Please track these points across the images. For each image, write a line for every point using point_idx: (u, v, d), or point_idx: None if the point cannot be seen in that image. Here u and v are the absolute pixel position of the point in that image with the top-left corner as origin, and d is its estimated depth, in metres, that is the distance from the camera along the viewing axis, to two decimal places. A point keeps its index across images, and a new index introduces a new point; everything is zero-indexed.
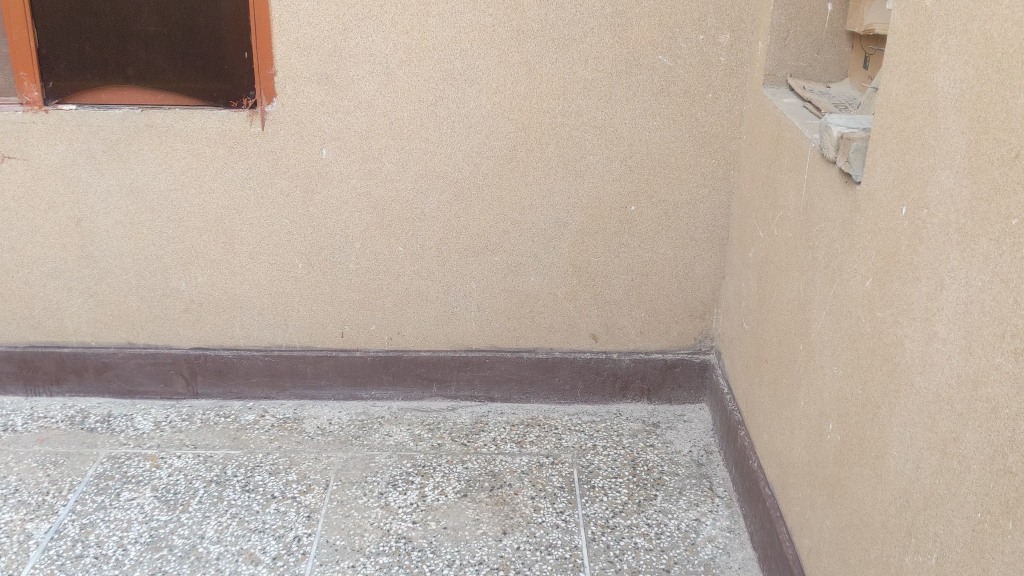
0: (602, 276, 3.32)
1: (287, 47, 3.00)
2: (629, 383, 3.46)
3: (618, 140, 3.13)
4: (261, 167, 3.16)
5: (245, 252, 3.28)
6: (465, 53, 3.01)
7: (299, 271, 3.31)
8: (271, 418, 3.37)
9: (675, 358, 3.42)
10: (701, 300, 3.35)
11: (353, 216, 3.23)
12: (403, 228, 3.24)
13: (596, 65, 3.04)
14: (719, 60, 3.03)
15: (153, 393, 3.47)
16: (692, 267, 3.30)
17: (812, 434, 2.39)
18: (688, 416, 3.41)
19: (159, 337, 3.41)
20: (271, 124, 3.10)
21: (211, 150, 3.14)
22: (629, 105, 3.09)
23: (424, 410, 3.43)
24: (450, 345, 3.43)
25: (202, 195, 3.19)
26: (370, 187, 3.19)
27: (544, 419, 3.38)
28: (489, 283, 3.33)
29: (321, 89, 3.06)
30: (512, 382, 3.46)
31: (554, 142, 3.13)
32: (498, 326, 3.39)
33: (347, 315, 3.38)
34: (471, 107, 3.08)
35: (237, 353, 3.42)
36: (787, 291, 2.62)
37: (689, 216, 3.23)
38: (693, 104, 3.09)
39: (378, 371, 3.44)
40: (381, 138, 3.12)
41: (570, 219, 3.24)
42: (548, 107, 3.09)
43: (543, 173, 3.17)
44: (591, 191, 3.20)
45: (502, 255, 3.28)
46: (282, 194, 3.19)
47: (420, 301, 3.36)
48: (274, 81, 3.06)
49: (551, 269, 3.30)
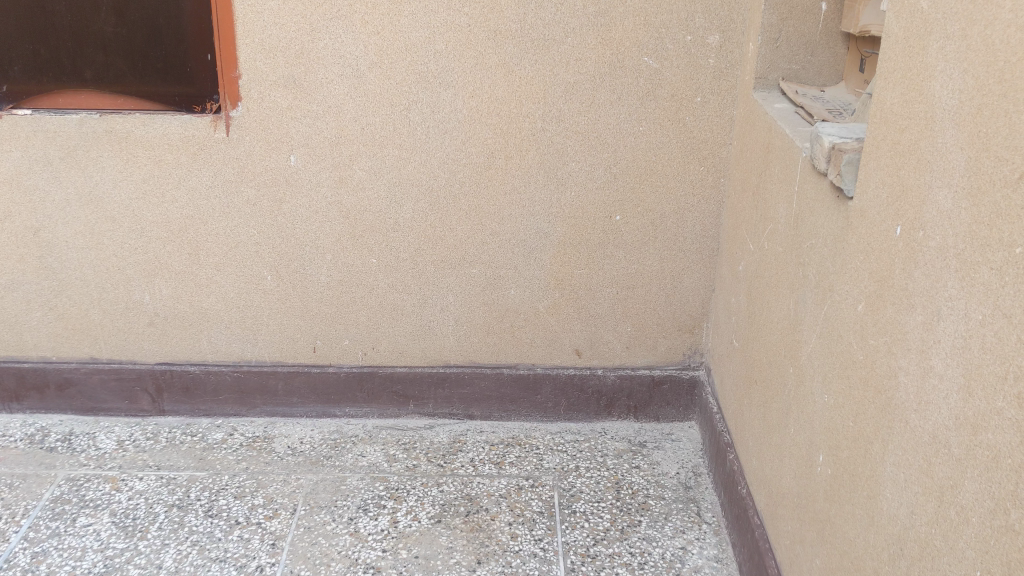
0: (586, 289, 3.16)
1: (253, 48, 2.85)
2: (614, 400, 3.30)
3: (602, 147, 2.98)
4: (226, 174, 3.00)
5: (210, 263, 3.12)
6: (440, 55, 2.86)
7: (267, 284, 3.15)
8: (240, 437, 3.22)
9: (663, 374, 3.26)
10: (691, 314, 3.19)
11: (323, 226, 3.07)
12: (376, 239, 3.09)
13: (578, 67, 2.88)
14: (708, 62, 2.87)
15: (118, 410, 3.32)
16: (681, 279, 3.14)
17: (802, 464, 2.24)
18: (677, 435, 3.26)
19: (122, 351, 3.26)
20: (236, 129, 2.95)
21: (173, 158, 2.98)
22: (613, 110, 2.93)
23: (400, 428, 3.28)
24: (427, 360, 3.27)
25: (165, 203, 3.04)
26: (341, 196, 3.03)
27: (526, 438, 3.23)
28: (467, 296, 3.17)
29: (288, 93, 2.91)
30: (493, 399, 3.30)
31: (534, 148, 2.98)
32: (477, 340, 3.24)
33: (319, 330, 3.22)
34: (446, 112, 2.93)
35: (205, 369, 3.26)
36: (777, 309, 2.46)
37: (677, 226, 3.07)
38: (680, 109, 2.93)
39: (352, 388, 3.29)
40: (352, 144, 2.97)
41: (552, 229, 3.08)
42: (527, 111, 2.93)
43: (523, 180, 3.02)
44: (573, 200, 3.04)
45: (481, 267, 3.13)
46: (249, 203, 3.04)
47: (395, 315, 3.20)
48: (239, 85, 2.90)
49: (533, 281, 3.15)
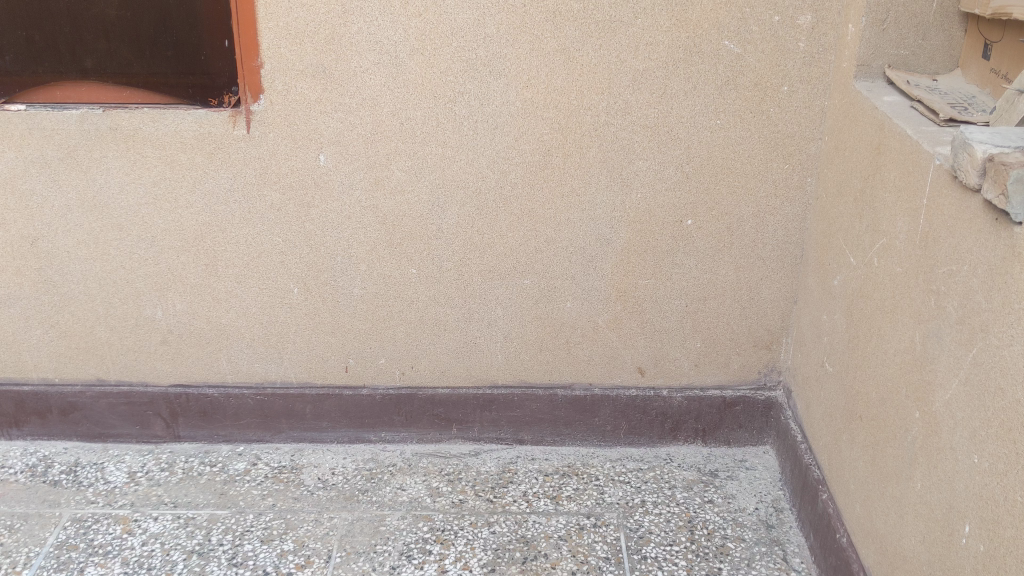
0: (651, 301, 2.81)
1: (276, 33, 2.49)
2: (681, 423, 2.96)
3: (674, 142, 2.62)
4: (247, 176, 2.65)
5: (230, 275, 2.77)
6: (491, 39, 2.49)
7: (293, 297, 2.80)
8: (265, 467, 2.87)
9: (735, 395, 2.92)
10: (768, 327, 2.85)
11: (357, 233, 2.72)
12: (416, 247, 2.74)
13: (648, 53, 2.51)
14: (798, 47, 2.51)
15: (128, 437, 2.97)
16: (759, 290, 2.80)
17: (934, 529, 1.90)
18: (751, 463, 2.92)
19: (132, 372, 2.90)
20: (258, 125, 2.59)
21: (187, 157, 2.63)
22: (687, 101, 2.57)
23: (443, 455, 2.94)
24: (473, 380, 2.93)
25: (178, 209, 2.69)
26: (377, 200, 2.68)
27: (583, 468, 2.89)
28: (518, 310, 2.83)
29: (317, 84, 2.55)
30: (545, 422, 2.96)
31: (597, 145, 2.62)
32: (528, 358, 2.90)
33: (352, 347, 2.87)
34: (497, 105, 2.57)
35: (225, 392, 2.91)
36: (893, 339, 2.12)
37: (756, 232, 2.72)
38: (764, 99, 2.57)
39: (388, 412, 2.94)
40: (389, 141, 2.61)
41: (614, 235, 2.73)
42: (589, 103, 2.57)
43: (583, 181, 2.66)
44: (640, 203, 2.69)
45: (533, 277, 2.78)
46: (273, 208, 2.69)
47: (436, 331, 2.86)
48: (262, 75, 2.54)
49: (592, 292, 2.80)
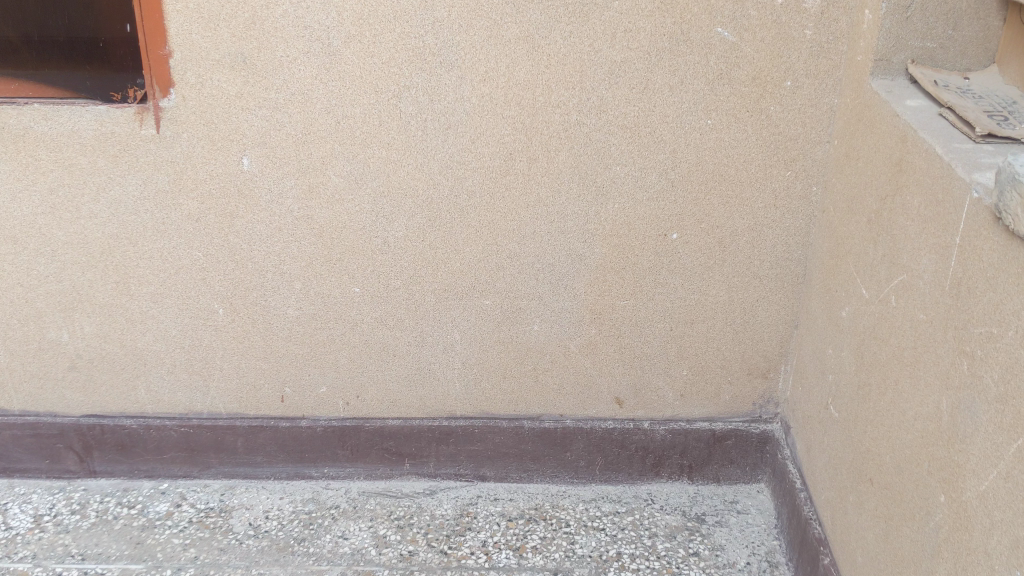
0: (630, 324, 2.45)
1: (186, 16, 2.09)
2: (664, 459, 2.61)
3: (657, 145, 2.24)
4: (158, 182, 2.27)
5: (145, 293, 2.40)
6: (441, 24, 2.10)
7: (219, 319, 2.44)
8: (190, 510, 2.52)
9: (726, 429, 2.57)
10: (764, 354, 2.49)
11: (290, 248, 2.35)
12: (358, 263, 2.38)
13: (627, 41, 2.12)
14: (804, 35, 2.12)
15: (37, 472, 2.62)
16: (754, 313, 2.44)
17: None
18: (743, 505, 2.56)
19: (37, 402, 2.54)
20: (169, 124, 2.21)
21: (88, 161, 2.24)
22: (673, 97, 2.18)
23: (394, 495, 2.59)
24: (427, 411, 2.57)
25: (80, 220, 2.31)
26: (312, 210, 2.31)
27: (552, 511, 2.54)
28: (477, 333, 2.47)
29: (235, 76, 2.16)
30: (510, 457, 2.61)
31: (567, 147, 2.24)
32: (490, 387, 2.54)
33: (288, 374, 2.51)
34: (449, 101, 2.19)
35: (144, 423, 2.55)
36: (913, 400, 1.76)
37: (752, 247, 2.36)
38: (763, 96, 2.18)
39: (331, 446, 2.59)
40: (324, 142, 2.23)
41: (588, 250, 2.36)
42: (558, 100, 2.19)
43: (551, 190, 2.29)
44: (617, 214, 2.32)
45: (495, 297, 2.42)
46: (191, 219, 2.31)
47: (385, 357, 2.50)
48: (170, 66, 2.15)
49: (562, 314, 2.44)
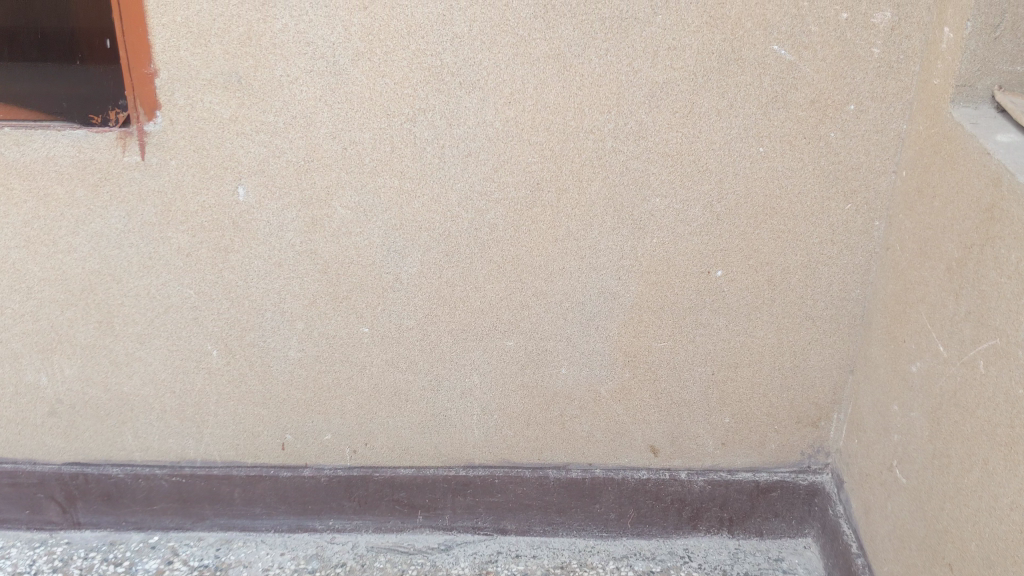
0: (667, 368, 2.22)
1: (173, 30, 1.85)
2: (702, 512, 2.38)
3: (702, 175, 2.00)
4: (144, 214, 2.03)
5: (131, 333, 2.17)
6: (461, 40, 1.86)
7: (213, 361, 2.21)
8: (183, 568, 2.29)
9: (771, 480, 2.34)
10: (814, 401, 2.26)
11: (291, 285, 2.12)
12: (367, 301, 2.14)
13: (671, 60, 1.88)
14: (871, 54, 1.87)
15: (16, 523, 2.40)
16: (805, 356, 2.20)
17: None
18: (789, 564, 2.33)
19: (15, 449, 2.31)
20: (155, 150, 1.97)
21: (65, 191, 2.00)
22: (721, 122, 1.94)
23: (405, 550, 2.37)
24: (442, 459, 2.34)
25: (58, 254, 2.07)
26: (316, 245, 2.07)
27: (579, 570, 2.31)
28: (498, 377, 2.24)
29: (228, 97, 1.92)
30: (533, 509, 2.39)
31: (601, 177, 2.00)
32: (511, 435, 2.31)
33: (289, 420, 2.29)
34: (468, 126, 1.94)
35: (132, 472, 2.33)
36: (1009, 485, 1.52)
37: (805, 286, 2.12)
38: (822, 121, 1.94)
39: (337, 497, 2.37)
40: (329, 171, 1.99)
41: (622, 289, 2.12)
42: (591, 125, 1.94)
43: (582, 223, 2.05)
44: (656, 249, 2.08)
45: (518, 338, 2.18)
46: (181, 254, 2.08)
47: (396, 402, 2.27)
48: (155, 85, 1.91)
49: (592, 357, 2.21)
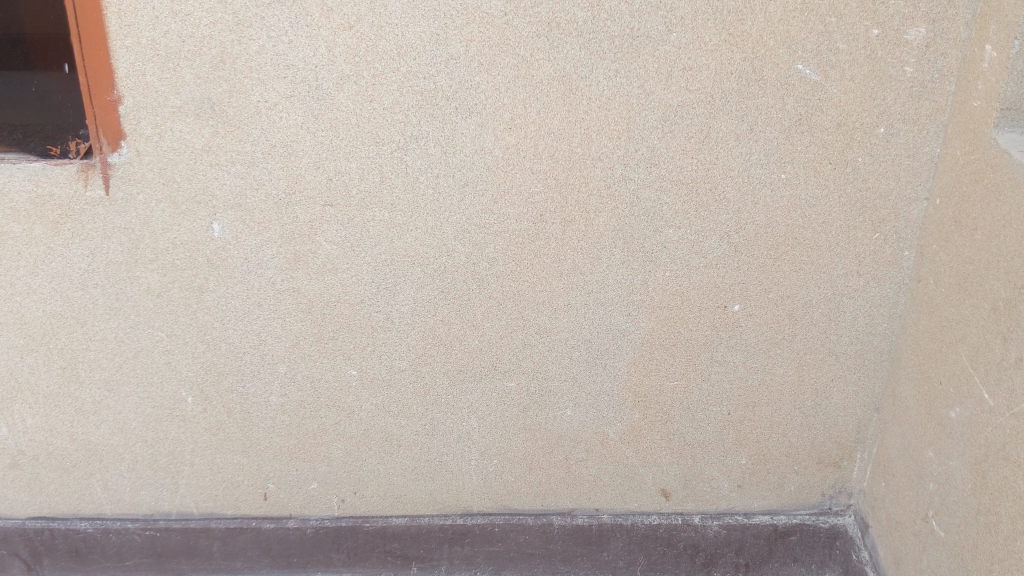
0: (679, 408, 2.07)
1: (137, 54, 1.67)
2: (719, 558, 2.18)
3: (719, 204, 1.84)
4: (109, 252, 1.85)
5: (99, 380, 2.00)
6: (456, 62, 1.69)
7: (188, 409, 2.04)
8: None
9: (790, 524, 2.19)
10: (836, 440, 2.12)
11: (271, 327, 1.95)
12: (355, 342, 1.97)
13: (687, 80, 1.72)
14: (903, 72, 1.72)
15: None
16: (827, 394, 2.06)
17: None
18: None
19: None
20: (121, 183, 1.78)
21: (21, 229, 1.82)
22: (739, 147, 1.78)
23: None
24: (437, 507, 2.19)
25: (15, 297, 1.89)
26: (299, 284, 1.90)
27: None
28: (498, 421, 2.08)
29: (200, 125, 1.74)
30: (538, 559, 2.20)
31: (610, 208, 1.84)
32: (512, 480, 2.15)
33: (272, 468, 2.12)
34: (464, 155, 1.78)
35: (103, 527, 2.15)
36: None
37: (828, 321, 1.97)
38: (849, 145, 1.79)
39: (324, 548, 2.19)
40: (312, 204, 1.82)
41: (632, 325, 1.96)
42: (599, 151, 1.78)
43: (588, 257, 1.88)
44: (669, 283, 1.92)
45: (519, 379, 2.02)
46: (151, 295, 1.90)
47: (387, 448, 2.11)
48: (119, 114, 1.73)
49: (600, 397, 2.05)
